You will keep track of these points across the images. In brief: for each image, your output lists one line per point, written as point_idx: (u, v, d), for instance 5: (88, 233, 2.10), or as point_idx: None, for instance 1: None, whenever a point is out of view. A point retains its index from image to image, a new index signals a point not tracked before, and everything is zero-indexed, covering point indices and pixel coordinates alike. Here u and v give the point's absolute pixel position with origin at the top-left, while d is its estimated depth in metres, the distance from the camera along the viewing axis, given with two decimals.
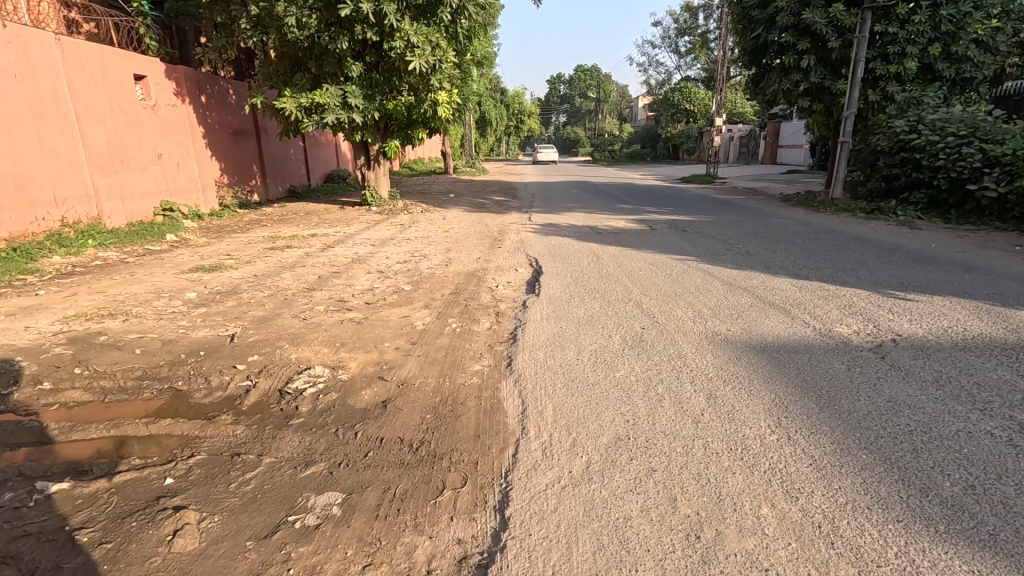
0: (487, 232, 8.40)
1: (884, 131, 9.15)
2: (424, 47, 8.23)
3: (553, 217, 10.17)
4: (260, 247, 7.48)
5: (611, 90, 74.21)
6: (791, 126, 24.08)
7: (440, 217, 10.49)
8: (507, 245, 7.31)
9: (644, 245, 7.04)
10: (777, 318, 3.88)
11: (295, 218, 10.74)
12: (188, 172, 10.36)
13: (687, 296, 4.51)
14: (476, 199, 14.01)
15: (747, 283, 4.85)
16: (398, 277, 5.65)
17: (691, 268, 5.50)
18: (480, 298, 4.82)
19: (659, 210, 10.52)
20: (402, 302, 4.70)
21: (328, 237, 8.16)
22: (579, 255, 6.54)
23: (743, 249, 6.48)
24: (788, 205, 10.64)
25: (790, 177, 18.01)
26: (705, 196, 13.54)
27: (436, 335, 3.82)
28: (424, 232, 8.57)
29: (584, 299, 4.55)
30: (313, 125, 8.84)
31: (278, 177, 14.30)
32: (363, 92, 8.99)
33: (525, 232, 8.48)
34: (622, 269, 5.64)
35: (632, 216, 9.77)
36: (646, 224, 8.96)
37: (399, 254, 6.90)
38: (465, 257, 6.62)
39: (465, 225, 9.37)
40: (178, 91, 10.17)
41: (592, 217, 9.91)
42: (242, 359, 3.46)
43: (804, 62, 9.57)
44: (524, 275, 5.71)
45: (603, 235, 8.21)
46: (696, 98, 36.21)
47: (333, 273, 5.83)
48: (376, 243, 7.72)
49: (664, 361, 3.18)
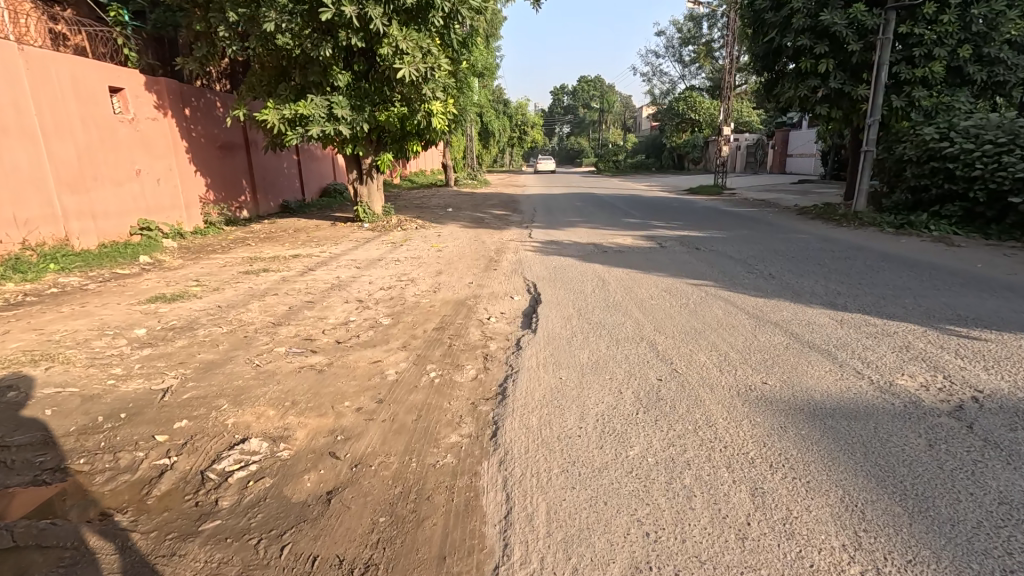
0: (483, 252, 7.78)
1: (910, 139, 8.50)
2: (413, 54, 7.70)
3: (555, 233, 9.54)
4: (235, 270, 6.89)
5: (614, 101, 73.91)
6: (801, 135, 23.40)
7: (435, 234, 9.89)
8: (504, 267, 6.68)
9: (655, 266, 6.37)
10: (823, 367, 3.20)
11: (282, 236, 10.18)
12: (169, 188, 9.83)
13: (709, 334, 3.83)
14: (475, 213, 13.40)
15: (777, 316, 4.17)
16: (378, 308, 5.02)
17: (711, 297, 4.82)
18: (468, 335, 4.17)
19: (668, 225, 9.87)
20: (376, 341, 4.06)
21: (312, 259, 7.57)
22: (581, 278, 5.90)
23: (766, 271, 5.80)
24: (806, 218, 9.95)
25: (802, 187, 17.33)
26: (715, 208, 12.89)
27: (408, 390, 3.17)
28: (416, 252, 7.97)
29: (588, 338, 3.90)
30: (297, 137, 8.31)
31: (270, 192, 13.79)
32: (351, 102, 8.45)
33: (524, 251, 7.85)
34: (631, 296, 4.97)
35: (639, 232, 9.12)
36: (654, 241, 8.30)
37: (384, 279, 6.28)
38: (457, 282, 5.99)
39: (461, 243, 8.75)
40: (160, 104, 9.68)
41: (597, 233, 9.26)
42: (167, 425, 2.81)
43: (821, 67, 8.96)
44: (520, 304, 5.06)
45: (609, 254, 7.56)
46: (701, 108, 35.65)
47: (307, 303, 5.21)
48: (362, 265, 7.10)
49: (689, 432, 2.51)
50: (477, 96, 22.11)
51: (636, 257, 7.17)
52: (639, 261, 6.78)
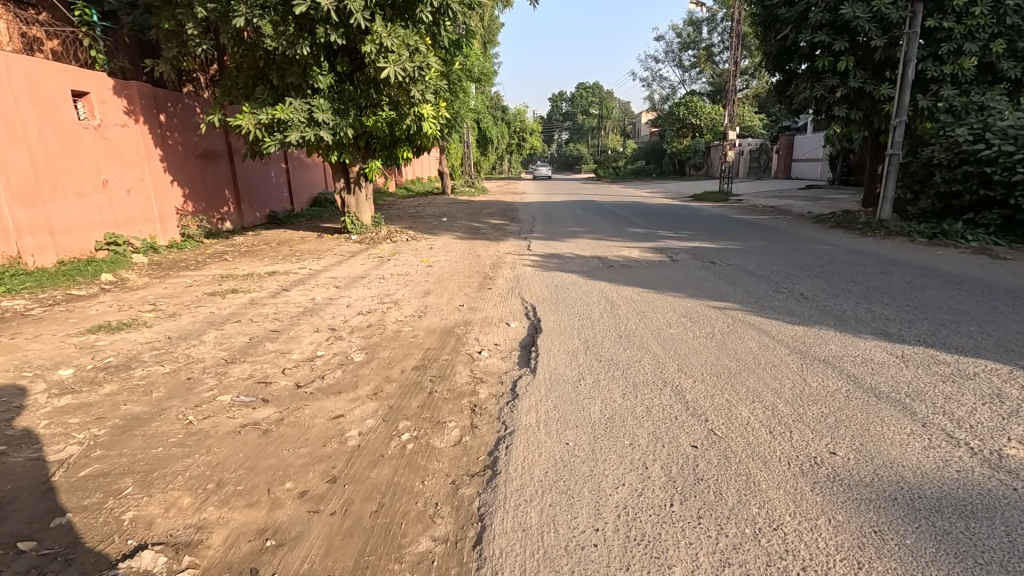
0: (477, 267, 7.10)
1: (940, 141, 7.84)
2: (399, 52, 7.06)
3: (555, 245, 8.85)
4: (201, 291, 6.18)
5: (613, 106, 73.52)
6: (807, 139, 22.81)
7: (426, 246, 9.21)
8: (500, 286, 6.00)
9: (669, 284, 5.68)
10: (900, 427, 2.51)
11: (264, 250, 9.52)
12: (141, 200, 9.17)
13: (746, 378, 3.14)
14: (471, 223, 12.73)
15: (822, 351, 3.49)
16: (352, 340, 4.31)
17: (740, 325, 4.13)
18: (454, 377, 3.47)
19: (676, 235, 9.20)
20: (343, 387, 3.36)
21: (289, 277, 6.89)
22: (586, 299, 5.21)
23: (796, 291, 5.12)
24: (824, 227, 9.27)
25: (811, 193, 16.69)
26: (723, 216, 12.23)
27: (373, 461, 2.47)
28: (404, 268, 7.28)
29: (600, 382, 3.21)
30: (275, 144, 7.65)
31: (256, 202, 13.13)
32: (334, 105, 7.81)
33: (522, 266, 7.18)
34: (646, 324, 4.28)
35: (647, 244, 8.43)
36: (664, 254, 7.62)
37: (365, 301, 5.58)
38: (446, 305, 5.29)
39: (454, 257, 8.07)
40: (131, 109, 9.03)
41: (601, 245, 8.57)
42: (44, 520, 2.10)
43: (841, 65, 8.32)
44: (517, 333, 4.37)
45: (615, 269, 6.88)
46: (702, 113, 35.11)
47: (271, 333, 4.50)
48: (342, 284, 6.40)
49: (748, 543, 1.81)
50: (473, 101, 21.49)
51: (646, 273, 6.48)
52: (650, 278, 6.09)
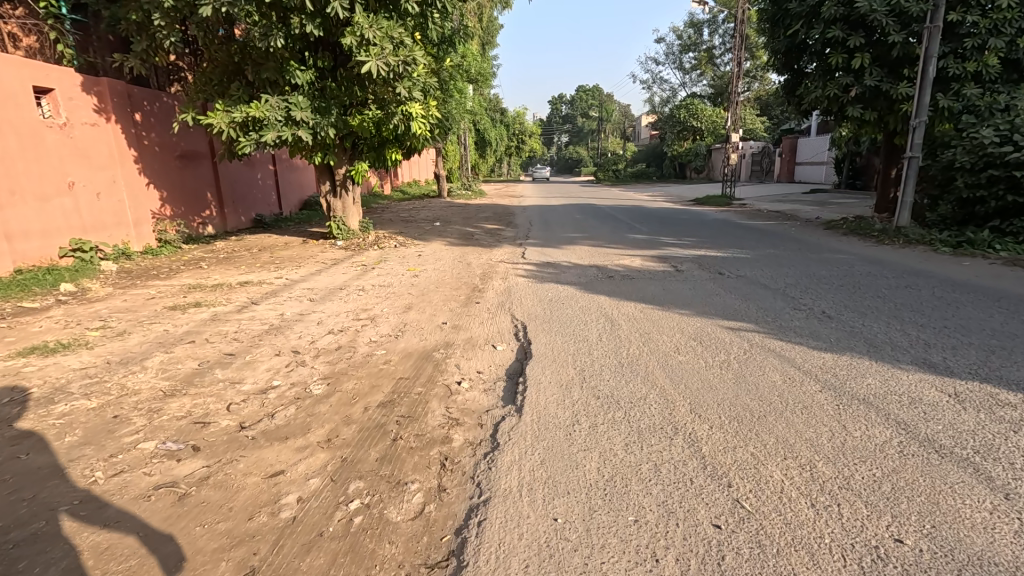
0: (465, 277, 6.58)
1: (963, 143, 7.33)
2: (382, 45, 6.59)
3: (551, 253, 8.32)
4: (161, 304, 5.63)
5: (613, 109, 73.10)
6: (811, 142, 22.33)
7: (414, 254, 8.69)
8: (489, 300, 5.47)
9: (674, 298, 5.15)
10: (977, 501, 1.97)
11: (243, 257, 9.00)
12: (112, 203, 8.65)
13: (774, 425, 2.60)
14: (465, 228, 12.19)
15: (860, 387, 2.96)
16: (315, 367, 3.78)
17: (761, 352, 3.59)
18: (425, 418, 2.94)
19: (680, 242, 8.67)
20: (292, 432, 2.83)
21: (262, 288, 6.35)
22: (583, 317, 4.69)
23: (817, 309, 4.58)
24: (837, 235, 8.75)
25: (817, 198, 16.19)
26: (727, 222, 11.72)
27: (307, 546, 1.94)
28: (387, 278, 6.75)
29: (597, 427, 2.68)
30: (251, 145, 7.12)
31: (240, 205, 12.61)
32: (314, 103, 7.31)
33: (515, 276, 6.65)
34: (651, 349, 3.75)
35: (649, 252, 7.90)
36: (668, 263, 7.09)
37: (339, 317, 5.05)
38: (427, 323, 4.76)
39: (442, 266, 7.53)
40: (101, 107, 8.51)
41: (599, 252, 8.03)
42: None
43: (856, 62, 7.82)
44: (503, 360, 3.83)
45: (615, 279, 6.35)
46: (703, 115, 34.66)
47: (225, 358, 3.96)
48: (318, 297, 5.86)
49: None
50: (470, 102, 20.99)
51: (649, 284, 5.95)
52: (654, 291, 5.56)
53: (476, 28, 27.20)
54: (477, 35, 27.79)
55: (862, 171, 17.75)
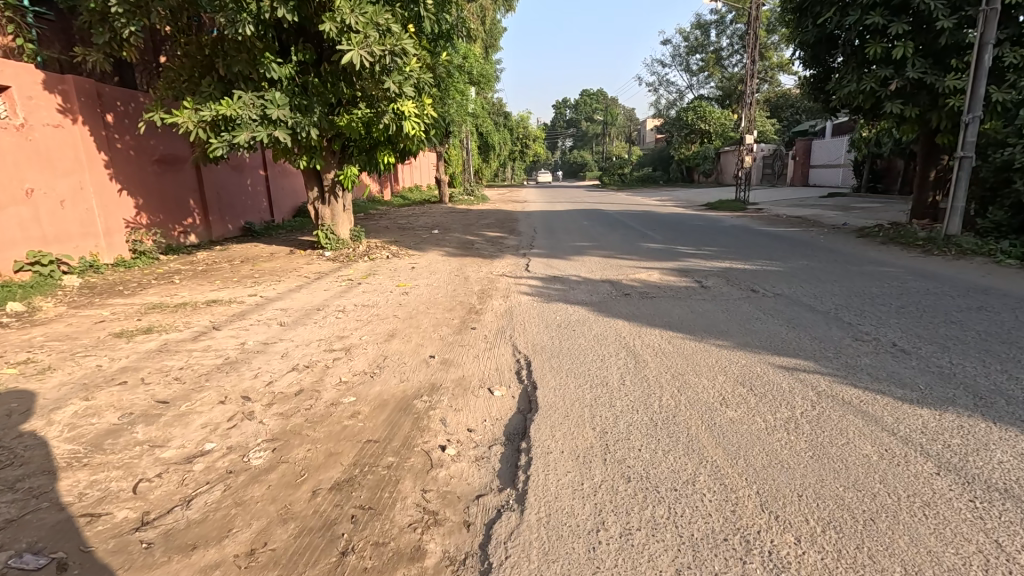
0: (461, 295, 5.80)
1: (1022, 141, 6.50)
2: (366, 32, 5.88)
3: (557, 265, 7.53)
4: (108, 330, 4.87)
5: (618, 113, 72.36)
6: (826, 144, 21.48)
7: (408, 266, 7.93)
8: (487, 324, 4.69)
9: (707, 323, 4.34)
10: None
11: (222, 270, 8.28)
12: (78, 212, 7.95)
13: (891, 540, 1.79)
14: (465, 236, 11.42)
15: (992, 469, 2.15)
16: (262, 422, 2.99)
17: (835, 405, 2.78)
18: (391, 511, 2.15)
19: (700, 252, 7.86)
20: (204, 535, 2.05)
21: (231, 308, 5.60)
22: (599, 348, 3.90)
23: (886, 340, 3.76)
24: (873, 244, 7.91)
25: (837, 202, 15.33)
26: (746, 229, 10.90)
27: None
28: (373, 296, 5.97)
29: (633, 537, 1.89)
30: (222, 147, 6.38)
31: (228, 212, 11.91)
32: (293, 100, 6.58)
33: (518, 293, 5.87)
34: (690, 399, 2.94)
35: (667, 264, 7.10)
36: (690, 277, 6.29)
37: (308, 349, 4.26)
38: (411, 356, 3.97)
39: (436, 281, 6.76)
40: (66, 107, 7.80)
41: (612, 264, 7.23)
42: None
43: (897, 52, 7.01)
44: (502, 412, 3.04)
45: (632, 297, 5.55)
46: (711, 118, 33.89)
47: (155, 407, 3.19)
48: (290, 320, 5.09)
49: None
50: (472, 105, 20.30)
51: (673, 303, 5.14)
52: (680, 312, 4.76)
53: (478, 30, 26.59)
54: (479, 37, 27.18)
55: (883, 174, 16.92)
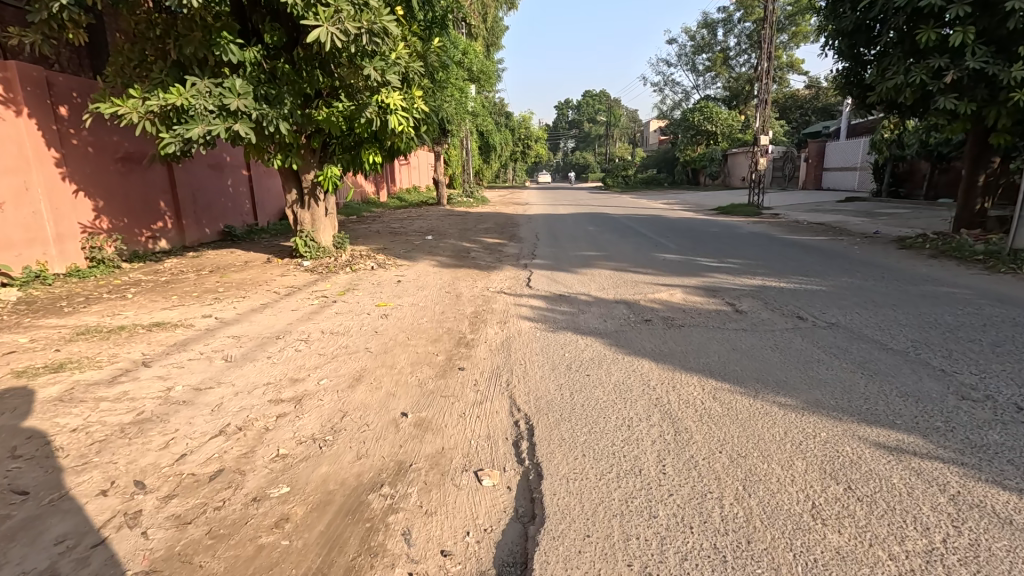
0: (449, 320, 4.88)
1: None
2: (337, 6, 5.01)
3: (563, 281, 6.61)
4: (11, 366, 3.94)
5: (621, 114, 71.49)
6: (841, 146, 20.55)
7: (394, 279, 7.04)
8: (478, 363, 3.77)
9: (760, 368, 3.40)
10: None
11: (185, 282, 7.37)
12: (22, 216, 7.05)
13: None
14: (461, 243, 10.49)
15: None
16: (144, 535, 2.06)
17: (994, 529, 1.84)
18: None
19: (724, 266, 6.93)
20: None
21: (174, 335, 4.68)
22: (622, 404, 2.99)
23: (1005, 400, 2.83)
24: (920, 257, 6.99)
25: (858, 208, 14.38)
26: (768, 238, 9.98)
27: None
28: (346, 320, 5.04)
29: None
30: (175, 144, 5.47)
31: (204, 215, 11.00)
32: (258, 88, 5.69)
33: (517, 316, 4.97)
34: (768, 509, 2.01)
35: (689, 280, 6.18)
36: (719, 299, 5.36)
37: (249, 399, 3.33)
38: (377, 414, 3.05)
39: (423, 299, 5.83)
40: (9, 96, 6.92)
41: (625, 281, 6.29)
42: None
43: (955, 38, 6.18)
44: (492, 519, 2.12)
45: (654, 325, 4.62)
46: (718, 119, 33.01)
47: (5, 504, 2.26)
48: (238, 354, 4.16)
49: None
50: (472, 103, 19.44)
51: (706, 335, 4.20)
52: (719, 349, 3.81)
53: (479, 27, 25.81)
54: (481, 35, 26.40)
55: (905, 178, 16.07)
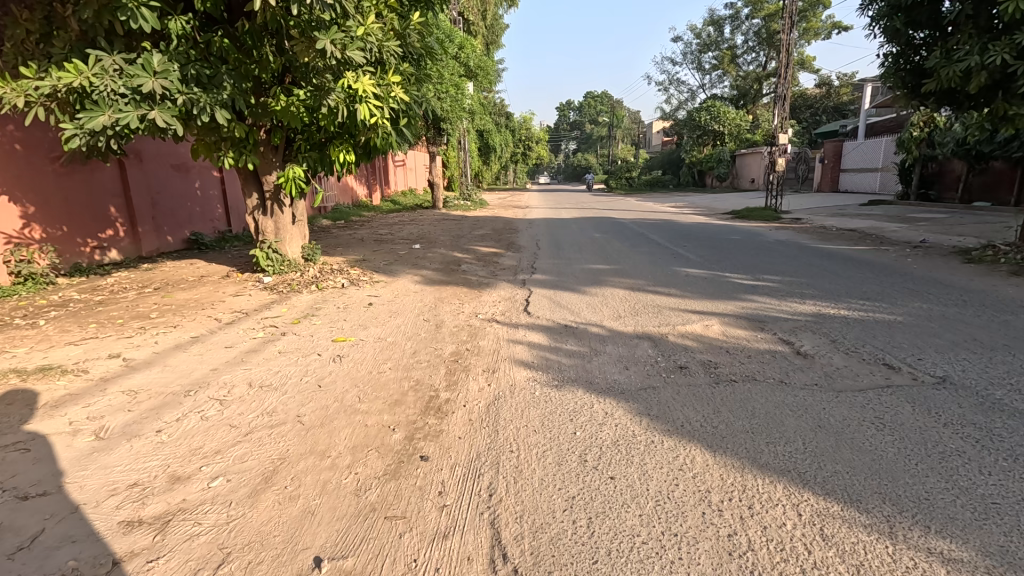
0: (420, 366, 3.70)
1: None
2: None
3: (569, 305, 5.42)
4: None
5: (623, 115, 70.38)
6: (861, 146, 19.36)
7: (365, 300, 5.89)
8: (450, 449, 2.60)
9: (879, 471, 2.21)
10: None
11: (119, 303, 6.21)
12: None
13: None
14: (451, 253, 9.30)
15: None
16: None
17: None
18: None
19: (762, 287, 5.76)
20: None
21: (52, 388, 3.52)
22: (675, 552, 1.82)
23: None
24: (997, 274, 5.83)
25: (887, 212, 13.17)
26: (800, 247, 8.80)
27: None
28: (289, 365, 3.86)
29: None
30: (78, 136, 4.32)
31: (166, 221, 9.84)
32: (187, 67, 4.55)
33: (511, 359, 3.81)
34: None
35: (724, 306, 5.01)
36: (770, 334, 4.18)
37: (89, 519, 2.16)
38: (274, 564, 1.89)
39: (394, 330, 4.66)
40: None
41: (646, 307, 5.10)
42: None
43: None
44: None
45: (695, 375, 3.44)
46: (726, 118, 31.80)
47: None
48: (119, 424, 2.99)
49: None
50: (469, 101, 18.32)
51: (772, 395, 3.02)
52: (800, 425, 2.63)
53: (478, 22, 24.73)
54: (480, 31, 25.31)
55: (934, 180, 15.00)
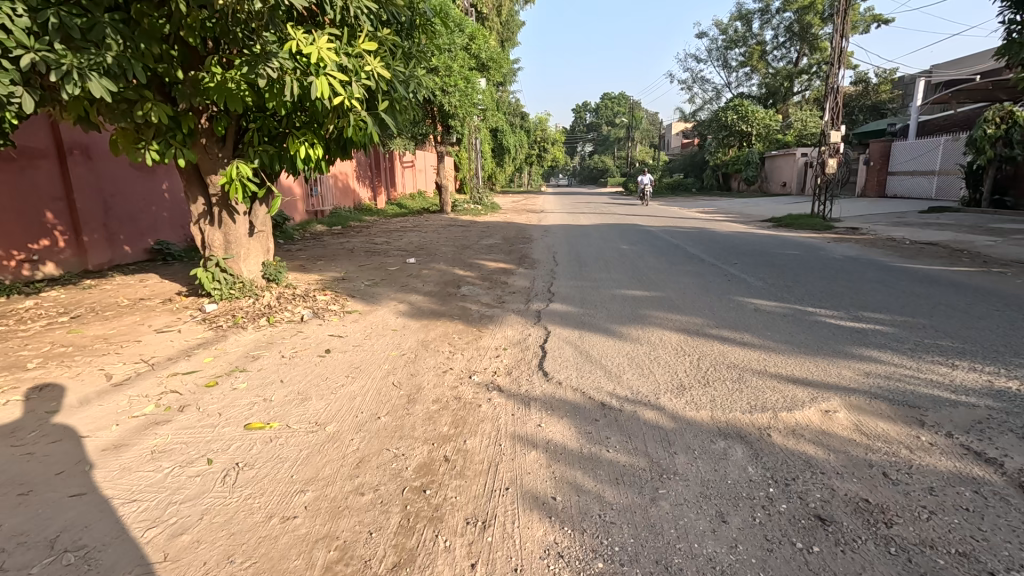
0: (356, 506, 2.15)
1: None
2: None
3: (602, 360, 3.82)
4: None
5: (641, 118, 68.48)
6: (914, 147, 17.49)
7: (323, 345, 4.35)
8: None
9: None
10: None
11: (11, 338, 4.76)
12: None
13: None
14: (451, 269, 7.74)
15: None
16: None
17: None
18: None
19: (874, 335, 4.10)
20: None
21: None
22: None
23: None
24: None
25: (962, 222, 11.34)
26: (882, 267, 7.08)
27: None
28: (145, 490, 2.32)
29: None
30: None
31: (123, 228, 8.45)
32: (44, 10, 3.06)
33: (517, 487, 2.26)
34: None
35: (834, 370, 3.38)
36: (940, 437, 2.56)
37: None
38: None
39: (343, 409, 3.10)
40: None
41: (717, 371, 3.49)
42: None
43: None
44: None
45: (863, 551, 1.86)
46: (754, 118, 29.91)
47: None
48: None
49: None
50: (481, 97, 16.89)
51: None
52: None
53: (492, 17, 23.43)
54: (493, 26, 23.94)
55: (1011, 184, 13.16)
